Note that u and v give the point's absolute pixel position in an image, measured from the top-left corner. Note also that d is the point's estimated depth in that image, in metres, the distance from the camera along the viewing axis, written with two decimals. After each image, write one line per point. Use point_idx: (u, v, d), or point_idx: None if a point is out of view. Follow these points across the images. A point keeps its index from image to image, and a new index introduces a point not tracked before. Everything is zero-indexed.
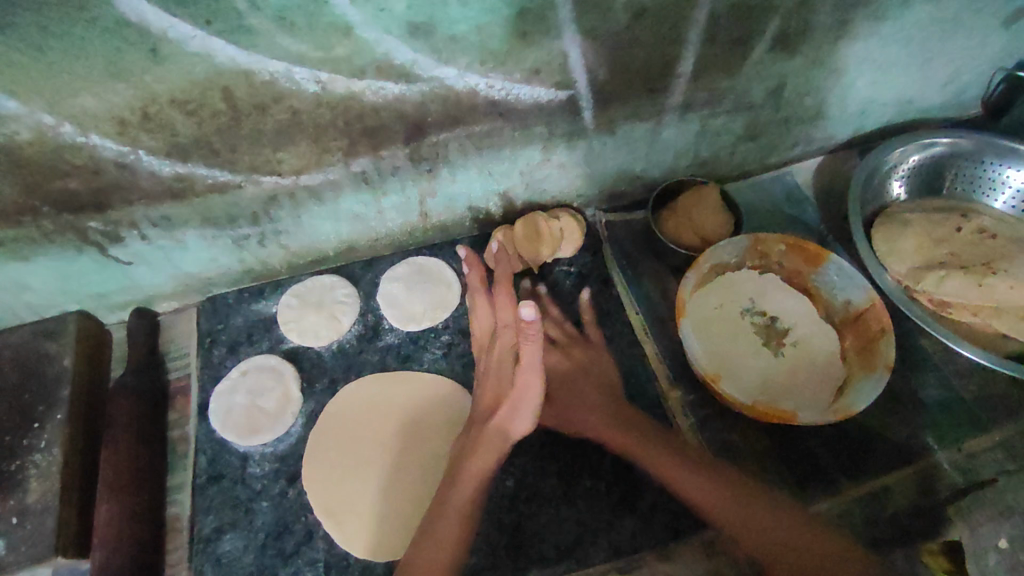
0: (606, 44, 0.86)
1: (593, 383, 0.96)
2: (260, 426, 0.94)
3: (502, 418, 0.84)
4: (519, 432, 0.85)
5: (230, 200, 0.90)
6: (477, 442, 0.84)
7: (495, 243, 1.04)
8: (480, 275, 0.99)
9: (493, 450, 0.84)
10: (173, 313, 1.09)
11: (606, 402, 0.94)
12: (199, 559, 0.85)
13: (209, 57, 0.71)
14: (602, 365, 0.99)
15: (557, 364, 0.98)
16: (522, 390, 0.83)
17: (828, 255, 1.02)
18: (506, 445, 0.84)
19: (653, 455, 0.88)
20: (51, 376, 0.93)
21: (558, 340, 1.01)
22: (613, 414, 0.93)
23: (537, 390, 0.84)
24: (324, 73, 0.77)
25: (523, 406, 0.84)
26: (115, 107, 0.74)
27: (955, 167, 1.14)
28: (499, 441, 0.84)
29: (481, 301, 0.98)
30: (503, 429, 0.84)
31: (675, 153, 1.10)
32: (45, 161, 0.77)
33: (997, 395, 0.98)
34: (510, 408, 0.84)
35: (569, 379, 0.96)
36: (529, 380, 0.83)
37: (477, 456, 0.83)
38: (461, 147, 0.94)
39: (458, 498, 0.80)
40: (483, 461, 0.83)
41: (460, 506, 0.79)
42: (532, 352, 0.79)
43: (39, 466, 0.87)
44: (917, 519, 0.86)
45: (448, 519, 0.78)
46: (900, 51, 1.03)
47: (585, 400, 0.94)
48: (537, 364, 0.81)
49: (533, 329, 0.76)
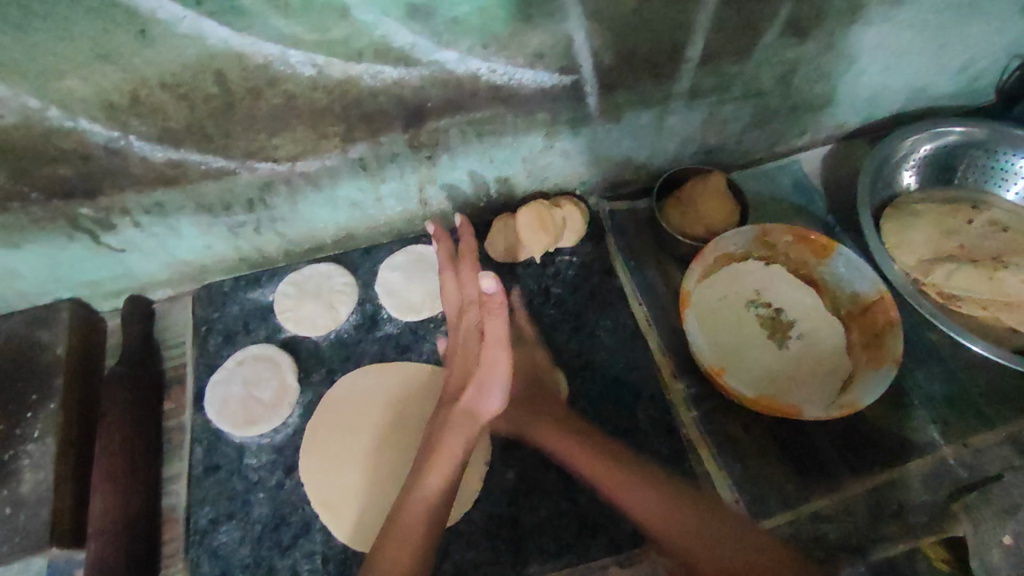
0: (613, 28, 0.83)
1: (515, 373, 0.92)
2: (257, 417, 0.92)
3: (469, 400, 0.80)
4: (489, 413, 0.81)
5: (225, 186, 0.87)
6: (443, 428, 0.80)
7: (459, 216, 0.93)
8: (447, 248, 0.94)
9: (460, 436, 0.79)
10: (168, 301, 1.08)
11: (526, 389, 0.91)
12: (196, 549, 0.85)
13: (200, 39, 0.68)
14: (529, 359, 0.95)
15: None
16: (488, 369, 0.79)
17: (835, 245, 1.00)
18: (475, 427, 0.80)
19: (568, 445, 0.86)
20: (44, 364, 0.92)
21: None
22: (544, 416, 0.88)
23: (505, 367, 0.79)
24: (320, 56, 0.74)
25: (490, 384, 0.79)
26: (104, 91, 0.71)
27: (968, 156, 1.11)
28: (467, 424, 0.80)
29: (449, 277, 0.95)
30: (471, 411, 0.80)
31: (681, 140, 1.07)
32: (31, 146, 0.75)
33: (1004, 389, 0.96)
34: (476, 388, 0.80)
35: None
36: (494, 357, 0.78)
37: (444, 446, 0.79)
38: (462, 133, 0.91)
39: (428, 490, 0.76)
40: (451, 446, 0.78)
41: (430, 498, 0.76)
42: (497, 325, 0.75)
43: (33, 456, 0.86)
44: (920, 516, 0.86)
45: (415, 511, 0.75)
46: (916, 36, 1.00)
47: (507, 388, 0.91)
48: (501, 340, 0.76)
49: (496, 302, 0.73)
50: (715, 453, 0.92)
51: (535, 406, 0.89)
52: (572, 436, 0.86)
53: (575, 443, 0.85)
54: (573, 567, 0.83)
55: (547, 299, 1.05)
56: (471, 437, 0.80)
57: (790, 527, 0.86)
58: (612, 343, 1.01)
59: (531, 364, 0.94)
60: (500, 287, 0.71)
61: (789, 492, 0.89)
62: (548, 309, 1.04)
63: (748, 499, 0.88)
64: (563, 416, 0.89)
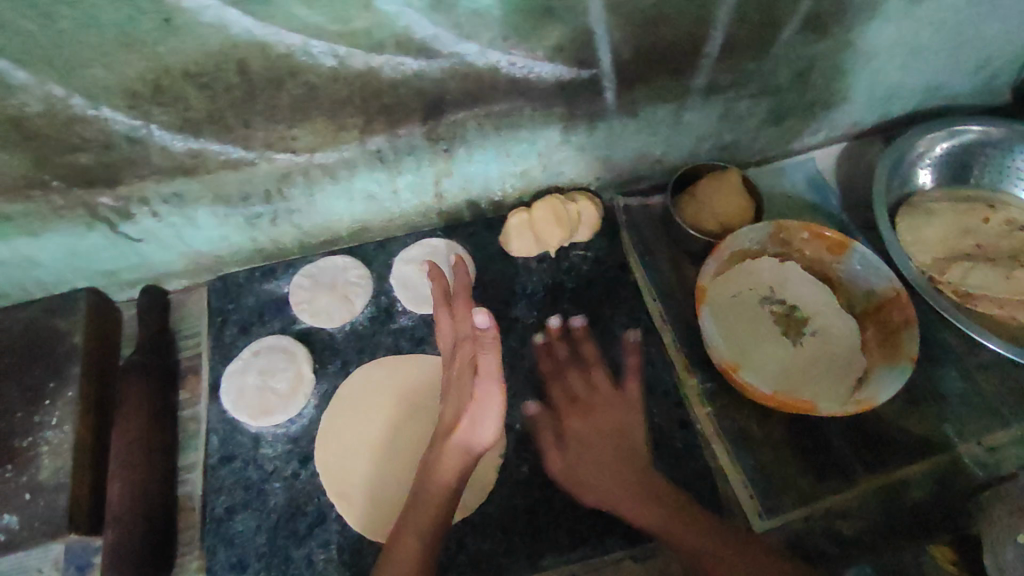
0: (633, 22, 0.83)
1: (607, 437, 0.84)
2: (273, 407, 0.93)
3: (461, 432, 0.77)
4: (483, 443, 0.78)
5: (243, 176, 0.88)
6: (436, 456, 0.77)
7: (431, 263, 0.97)
8: (442, 288, 0.93)
9: (451, 469, 0.77)
10: (183, 291, 1.08)
11: (621, 460, 0.82)
12: (212, 538, 0.85)
13: (223, 28, 0.69)
14: (626, 422, 0.86)
15: (576, 419, 0.87)
16: (481, 403, 0.76)
17: (851, 243, 0.99)
18: (469, 458, 0.77)
19: (666, 523, 0.77)
20: (62, 353, 0.92)
21: (582, 397, 0.89)
22: (640, 487, 0.80)
23: (497, 401, 0.76)
24: (342, 47, 0.74)
25: (482, 418, 0.76)
26: (127, 80, 0.72)
27: (985, 156, 1.10)
28: (460, 457, 0.77)
29: (444, 314, 0.90)
30: (465, 443, 0.77)
31: (697, 136, 1.07)
32: (54, 134, 0.75)
33: (1019, 388, 0.96)
34: (468, 421, 0.76)
35: (582, 434, 0.86)
36: (486, 392, 0.76)
37: (436, 477, 0.77)
38: (479, 127, 0.92)
39: (420, 520, 0.75)
40: (440, 482, 0.76)
41: (422, 528, 0.75)
42: (490, 361, 0.75)
43: (51, 443, 0.86)
44: (932, 513, 0.90)
45: (409, 541, 0.74)
46: (934, 34, 1.00)
47: (600, 461, 0.83)
48: (494, 375, 0.75)
49: (489, 338, 0.74)
50: (729, 448, 0.92)
51: (628, 472, 0.81)
52: (673, 514, 0.78)
53: (682, 531, 0.77)
54: (587, 560, 0.84)
55: (561, 294, 1.05)
56: (466, 467, 0.78)
57: (804, 523, 0.88)
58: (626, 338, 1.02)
59: (622, 424, 0.86)
60: (493, 321, 0.74)
61: (804, 487, 0.89)
62: (562, 304, 1.04)
63: (761, 493, 0.88)
64: (657, 488, 0.80)
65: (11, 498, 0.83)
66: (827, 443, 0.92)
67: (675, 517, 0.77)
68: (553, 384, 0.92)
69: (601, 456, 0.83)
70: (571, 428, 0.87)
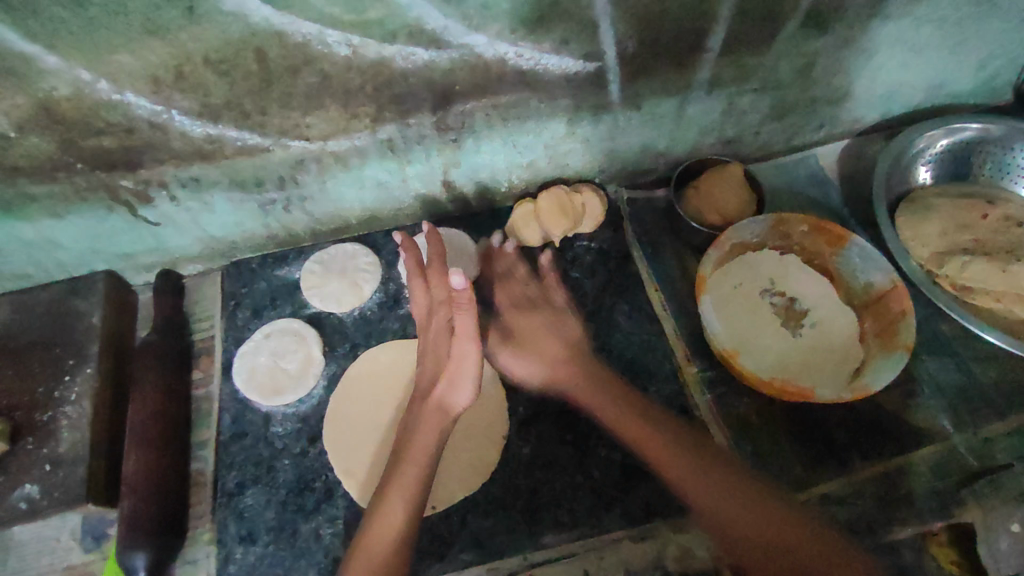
0: (637, 15, 0.85)
1: (555, 331, 0.94)
2: (283, 387, 0.96)
3: (441, 393, 0.81)
4: (461, 406, 0.82)
5: (259, 162, 0.91)
6: (417, 420, 0.81)
7: (397, 235, 0.93)
8: (415, 258, 0.90)
9: (434, 430, 0.80)
10: (198, 276, 1.11)
11: (569, 351, 0.93)
12: (223, 511, 0.88)
13: (244, 17, 0.71)
14: (567, 320, 0.96)
15: (523, 318, 0.96)
16: (458, 362, 0.80)
17: (850, 236, 1.02)
18: (447, 418, 0.81)
19: (596, 393, 0.89)
20: (81, 332, 0.95)
21: (527, 298, 0.98)
22: (580, 370, 0.92)
23: (473, 360, 0.79)
24: (356, 37, 0.77)
25: (461, 376, 0.80)
26: (151, 65, 0.75)
27: (985, 152, 1.12)
28: (440, 417, 0.81)
29: (417, 285, 0.90)
30: (443, 405, 0.81)
31: (700, 131, 1.09)
32: (80, 117, 0.78)
33: (1016, 380, 0.97)
34: (447, 381, 0.81)
35: (533, 330, 0.95)
36: (463, 350, 0.79)
37: (419, 438, 0.79)
38: (487, 118, 0.94)
39: (406, 478, 0.77)
40: (421, 444, 0.79)
41: (407, 486, 0.77)
42: (466, 321, 0.76)
43: (70, 416, 0.89)
44: (930, 501, 0.88)
45: (393, 502, 0.76)
46: (934, 31, 1.02)
47: (548, 348, 0.93)
48: (471, 334, 0.77)
49: (465, 298, 0.74)
50: (729, 435, 0.94)
51: (575, 360, 0.92)
52: (619, 393, 0.89)
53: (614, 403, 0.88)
54: (586, 538, 0.86)
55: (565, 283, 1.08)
56: (444, 430, 0.81)
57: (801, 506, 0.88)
58: (628, 326, 1.04)
59: (566, 321, 0.96)
60: (469, 282, 0.73)
61: (801, 473, 0.91)
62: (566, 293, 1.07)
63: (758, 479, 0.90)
64: (602, 375, 0.91)
65: (31, 469, 0.86)
66: (824, 431, 0.94)
67: (610, 390, 0.90)
68: (500, 289, 0.99)
69: (549, 346, 0.93)
70: (516, 323, 0.96)
